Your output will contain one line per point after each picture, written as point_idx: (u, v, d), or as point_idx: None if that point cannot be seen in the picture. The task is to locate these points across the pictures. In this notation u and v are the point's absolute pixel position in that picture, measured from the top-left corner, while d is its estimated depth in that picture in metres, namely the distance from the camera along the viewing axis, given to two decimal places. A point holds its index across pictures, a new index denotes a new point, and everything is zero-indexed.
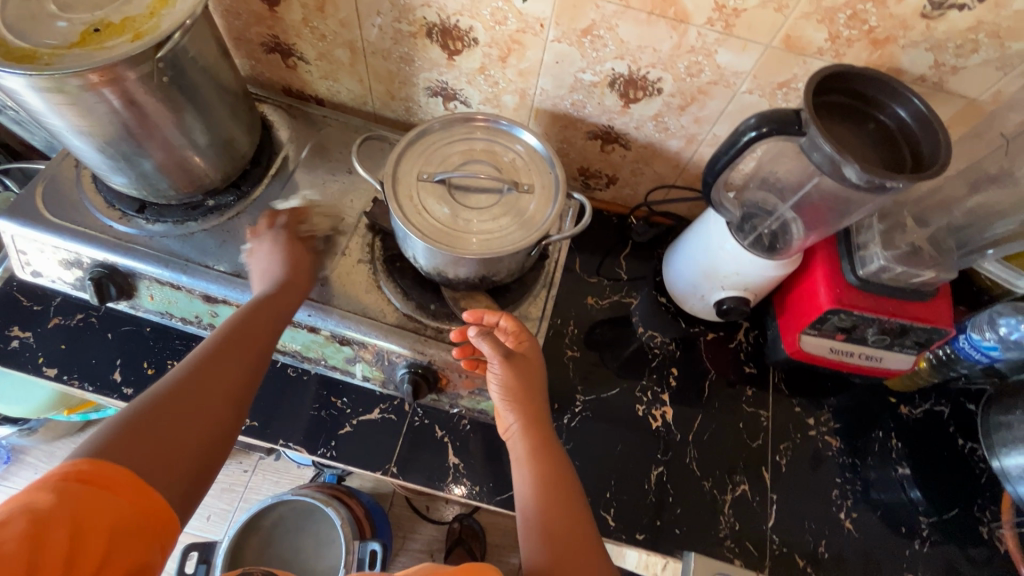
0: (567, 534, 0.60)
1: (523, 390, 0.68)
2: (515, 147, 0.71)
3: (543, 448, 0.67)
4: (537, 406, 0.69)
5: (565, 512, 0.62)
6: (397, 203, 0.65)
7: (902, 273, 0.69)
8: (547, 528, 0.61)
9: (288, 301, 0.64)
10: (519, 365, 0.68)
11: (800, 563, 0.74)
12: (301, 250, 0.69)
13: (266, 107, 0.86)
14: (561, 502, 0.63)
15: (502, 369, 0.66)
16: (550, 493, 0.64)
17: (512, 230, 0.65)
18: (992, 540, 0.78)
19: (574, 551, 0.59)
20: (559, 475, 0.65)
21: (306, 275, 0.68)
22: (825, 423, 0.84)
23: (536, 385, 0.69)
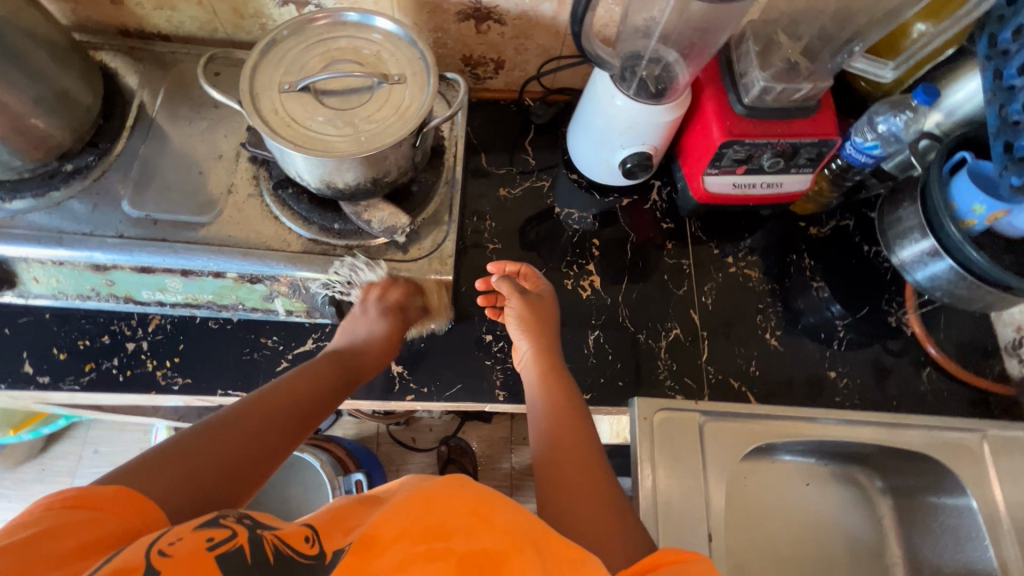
0: (572, 437, 0.63)
1: (539, 326, 0.72)
2: (373, 38, 0.67)
3: (555, 370, 0.69)
4: (554, 343, 0.72)
5: (569, 418, 0.65)
6: (261, 119, 0.61)
7: (783, 91, 0.71)
8: (554, 434, 0.64)
9: (352, 373, 0.67)
10: (531, 304, 0.73)
11: (736, 385, 0.80)
12: (393, 329, 0.71)
13: (103, 54, 0.77)
14: (569, 412, 0.65)
15: (519, 307, 0.72)
16: (557, 403, 0.66)
17: (390, 123, 0.63)
18: (900, 326, 0.86)
19: (578, 461, 0.61)
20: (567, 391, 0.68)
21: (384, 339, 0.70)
22: (743, 258, 0.89)
23: (551, 323, 0.74)
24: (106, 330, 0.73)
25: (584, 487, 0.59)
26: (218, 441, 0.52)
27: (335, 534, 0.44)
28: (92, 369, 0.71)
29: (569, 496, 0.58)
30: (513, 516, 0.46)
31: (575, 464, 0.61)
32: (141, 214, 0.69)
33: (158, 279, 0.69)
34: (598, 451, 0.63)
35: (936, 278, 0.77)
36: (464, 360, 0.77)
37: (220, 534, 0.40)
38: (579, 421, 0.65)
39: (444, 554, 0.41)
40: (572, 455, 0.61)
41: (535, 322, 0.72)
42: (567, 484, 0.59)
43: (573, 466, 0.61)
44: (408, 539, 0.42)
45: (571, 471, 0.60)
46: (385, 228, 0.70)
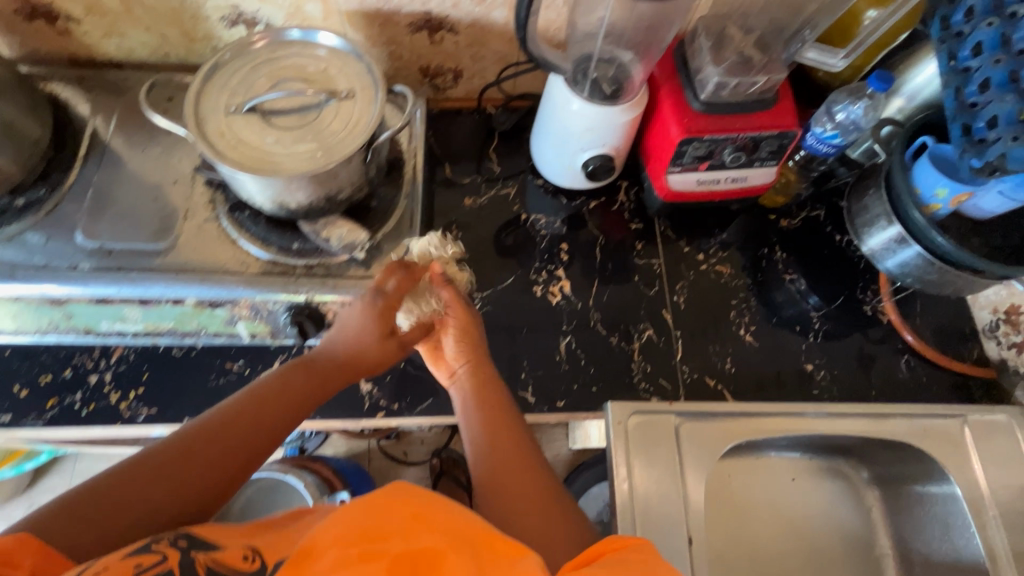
0: (508, 444, 0.60)
1: (467, 341, 0.68)
2: (318, 54, 0.67)
3: (486, 385, 0.65)
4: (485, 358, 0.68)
5: (503, 433, 0.61)
6: (207, 143, 0.60)
7: (739, 85, 0.71)
8: (490, 452, 0.60)
9: (327, 378, 0.61)
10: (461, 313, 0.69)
11: (712, 384, 0.79)
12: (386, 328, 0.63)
13: (54, 85, 0.77)
14: (503, 427, 0.62)
15: (453, 320, 0.68)
16: (492, 417, 0.62)
17: (339, 140, 0.62)
18: (875, 315, 0.86)
19: (514, 468, 0.58)
20: (500, 405, 0.64)
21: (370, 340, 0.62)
22: (714, 254, 0.88)
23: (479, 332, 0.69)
24: (69, 363, 0.72)
25: (524, 501, 0.55)
26: (161, 471, 0.48)
27: (278, 550, 0.45)
28: (54, 405, 0.70)
29: (512, 511, 0.55)
30: (451, 515, 0.45)
31: (515, 477, 0.57)
32: (95, 244, 0.68)
33: (116, 310, 0.68)
34: (540, 460, 0.60)
35: (905, 265, 0.77)
36: (435, 374, 0.76)
37: (147, 560, 0.39)
38: (515, 436, 0.61)
39: (376, 556, 0.40)
40: (511, 468, 0.58)
41: (466, 337, 0.68)
42: (507, 501, 0.56)
43: (512, 479, 0.57)
44: (341, 543, 0.41)
45: (512, 485, 0.57)
46: (345, 245, 0.69)
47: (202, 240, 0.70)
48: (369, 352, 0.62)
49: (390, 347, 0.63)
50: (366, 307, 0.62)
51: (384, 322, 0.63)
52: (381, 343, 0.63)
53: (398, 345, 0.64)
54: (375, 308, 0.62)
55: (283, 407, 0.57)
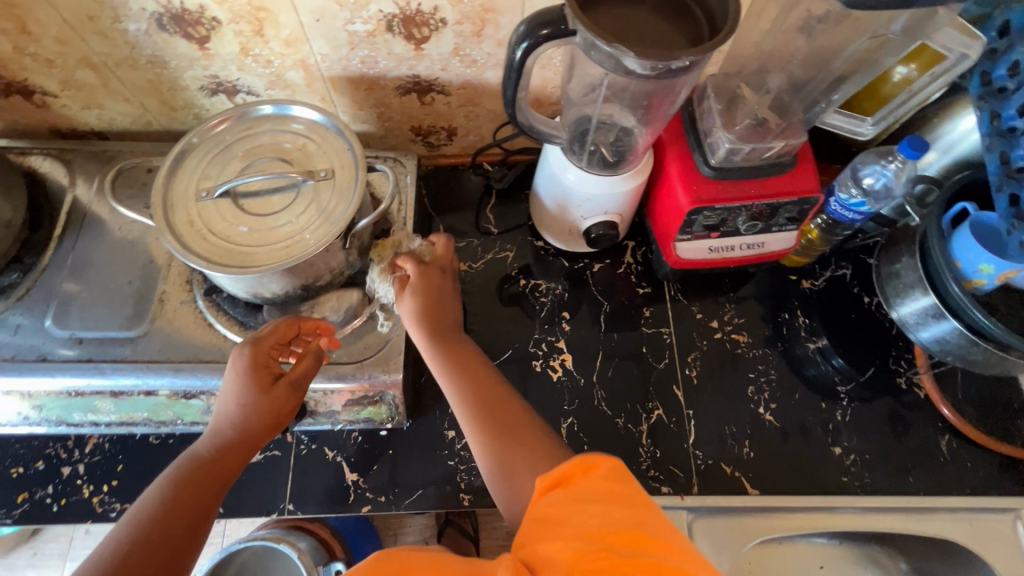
0: (510, 419, 0.55)
1: (424, 306, 0.61)
2: (293, 128, 0.63)
3: (454, 352, 0.61)
4: (450, 318, 0.63)
5: (486, 395, 0.57)
6: (175, 234, 0.56)
7: (752, 151, 0.64)
8: (483, 413, 0.56)
9: (240, 447, 0.55)
10: (429, 275, 0.63)
11: (728, 470, 0.72)
12: (274, 377, 0.57)
13: (35, 159, 0.74)
14: (485, 389, 0.58)
15: (416, 282, 0.62)
16: (483, 387, 0.58)
17: (316, 224, 0.58)
18: (910, 389, 0.78)
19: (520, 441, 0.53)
20: (475, 367, 0.60)
21: (271, 397, 0.56)
22: (729, 320, 0.81)
23: (450, 298, 0.64)
24: (42, 454, 0.68)
25: (528, 449, 0.53)
26: None
27: None
28: (25, 500, 0.66)
29: (512, 460, 0.52)
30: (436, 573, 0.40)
31: (511, 434, 0.54)
32: (66, 333, 0.65)
33: (87, 402, 0.65)
34: (524, 408, 0.57)
35: (944, 342, 0.68)
36: (426, 461, 0.71)
37: None
38: (498, 397, 0.58)
39: None
40: (503, 426, 0.55)
41: (426, 305, 0.61)
42: (512, 453, 0.52)
43: (509, 435, 0.54)
44: None
45: (512, 442, 0.53)
46: (342, 316, 0.66)
47: (177, 326, 0.66)
48: (251, 412, 0.55)
49: (281, 394, 0.56)
50: (237, 363, 0.56)
51: (254, 372, 0.56)
52: (267, 394, 0.55)
53: (291, 389, 0.57)
54: (243, 357, 0.56)
55: (196, 482, 0.52)
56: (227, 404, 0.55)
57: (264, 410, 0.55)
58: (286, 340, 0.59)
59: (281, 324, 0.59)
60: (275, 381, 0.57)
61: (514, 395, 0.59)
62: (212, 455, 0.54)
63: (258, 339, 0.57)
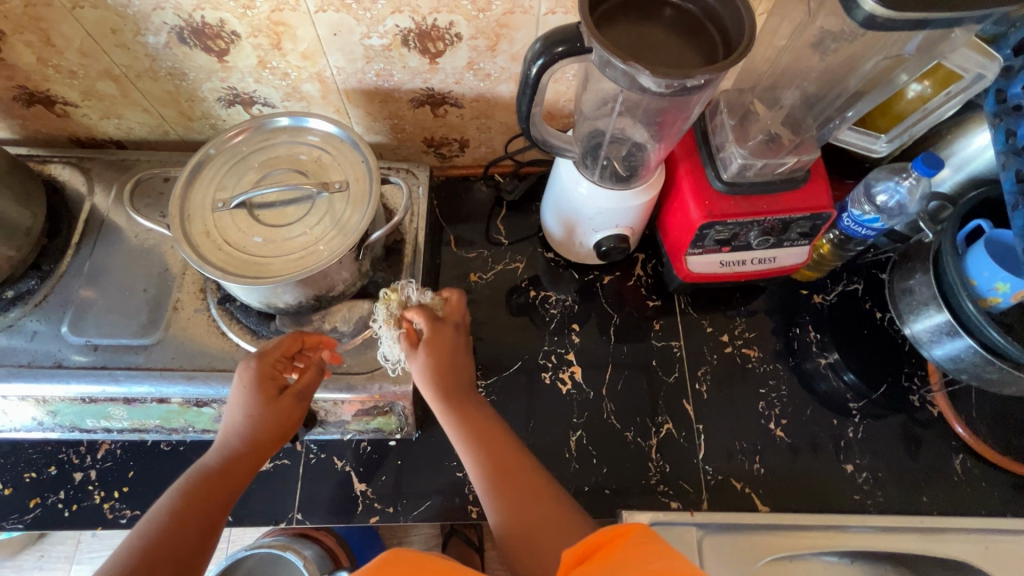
0: (534, 505, 0.52)
1: (437, 366, 0.59)
2: (309, 140, 0.63)
3: (467, 414, 0.58)
4: (464, 375, 0.61)
5: (502, 463, 0.55)
6: (191, 244, 0.57)
7: (765, 167, 0.65)
8: (499, 488, 0.53)
9: (247, 459, 0.55)
10: (439, 335, 0.60)
11: (738, 487, 0.72)
12: (279, 389, 0.57)
13: (54, 167, 0.75)
14: (501, 454, 0.56)
15: (428, 340, 0.60)
16: (502, 460, 0.55)
17: (330, 237, 0.59)
18: (923, 407, 0.77)
19: (547, 525, 0.51)
20: (489, 428, 0.58)
21: (278, 409, 0.56)
22: (740, 335, 0.81)
23: (463, 359, 0.62)
24: (54, 460, 0.69)
25: (552, 525, 0.51)
26: None
27: None
28: (37, 505, 0.67)
29: (536, 542, 0.50)
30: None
31: (532, 507, 0.52)
32: (82, 340, 0.66)
33: (100, 408, 0.65)
34: (543, 477, 0.55)
35: (958, 360, 0.67)
36: (434, 472, 0.71)
37: None
38: (517, 465, 0.55)
39: None
40: (526, 500, 0.53)
41: (439, 364, 0.59)
42: (536, 532, 0.51)
43: (530, 509, 0.52)
44: None
45: (534, 516, 0.52)
46: (353, 327, 0.66)
47: (191, 334, 0.67)
48: (257, 424, 0.55)
49: (286, 405, 0.56)
50: (242, 375, 0.56)
51: (259, 384, 0.56)
52: (271, 406, 0.56)
53: (296, 400, 0.57)
54: (248, 370, 0.56)
55: (205, 494, 0.52)
56: (234, 415, 0.56)
57: (271, 423, 0.56)
58: (292, 351, 0.59)
59: (286, 338, 0.59)
60: (279, 393, 0.57)
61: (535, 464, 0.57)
62: (219, 467, 0.54)
63: (264, 352, 0.58)
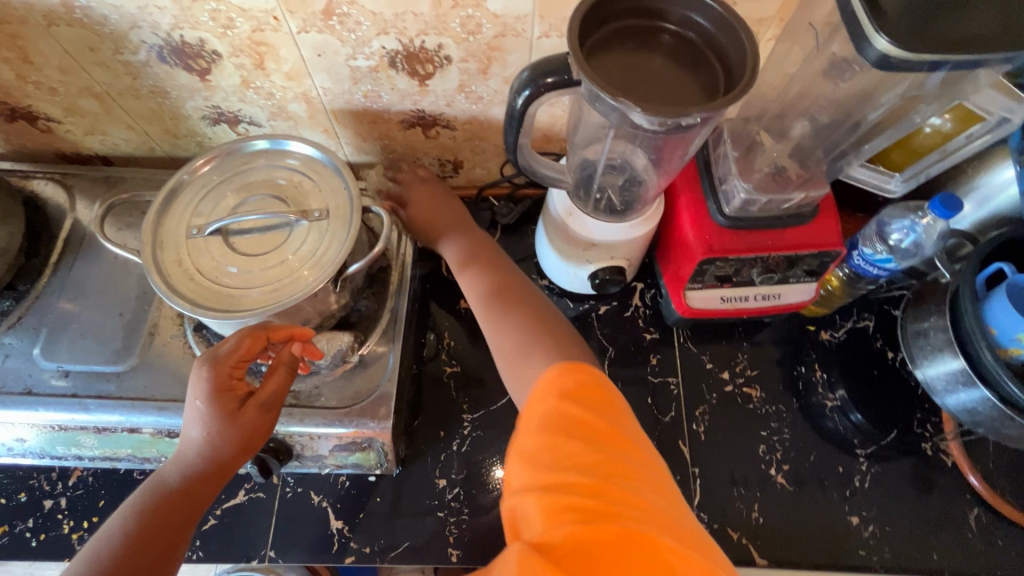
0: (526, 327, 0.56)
1: (448, 227, 0.69)
2: (289, 163, 0.61)
3: (479, 257, 0.66)
4: (466, 225, 0.70)
5: (508, 300, 0.60)
6: (161, 274, 0.54)
7: (769, 202, 0.61)
8: (503, 315, 0.59)
9: (210, 470, 0.53)
10: (425, 194, 0.72)
11: (735, 536, 0.68)
12: (241, 398, 0.54)
13: (37, 183, 0.74)
14: (511, 296, 0.61)
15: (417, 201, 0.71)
16: (502, 292, 0.61)
17: (305, 267, 0.56)
18: (936, 456, 0.72)
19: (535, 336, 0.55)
20: (501, 274, 0.64)
21: (240, 422, 0.53)
22: (742, 372, 0.77)
23: (459, 216, 0.71)
24: (25, 485, 0.67)
25: (545, 342, 0.54)
26: None
27: None
28: (5, 533, 0.65)
29: (526, 359, 0.53)
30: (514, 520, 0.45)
31: (527, 329, 0.56)
32: (54, 365, 0.64)
33: (70, 436, 0.63)
34: (546, 310, 0.59)
35: (974, 412, 0.63)
36: (415, 512, 0.68)
37: None
38: (522, 298, 0.60)
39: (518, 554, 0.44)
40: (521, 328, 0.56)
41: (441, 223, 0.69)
42: (530, 349, 0.54)
43: (530, 343, 0.54)
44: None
45: (531, 337, 0.55)
46: (331, 359, 0.63)
47: (165, 362, 0.64)
48: (218, 440, 0.52)
49: (250, 417, 0.53)
50: (198, 384, 0.52)
51: (218, 396, 0.52)
52: (234, 421, 0.53)
53: (260, 410, 0.54)
54: (204, 378, 0.52)
55: (166, 519, 0.51)
56: (194, 427, 0.53)
57: (231, 439, 0.52)
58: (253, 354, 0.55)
59: (248, 333, 0.53)
60: (241, 404, 0.54)
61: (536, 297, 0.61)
62: (179, 485, 0.52)
63: (220, 353, 0.53)
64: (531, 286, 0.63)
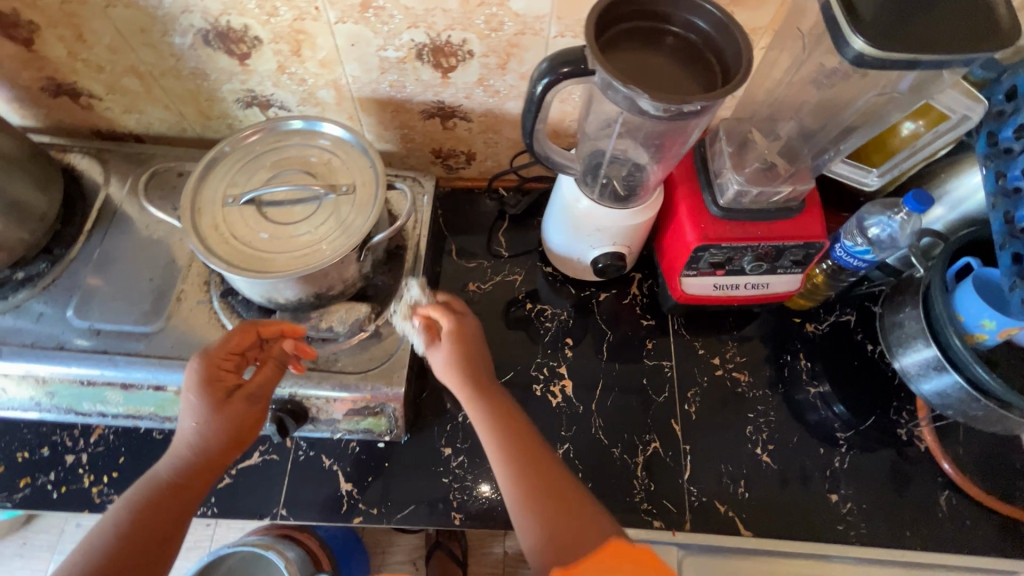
0: (568, 522, 0.55)
1: (472, 373, 0.64)
2: (321, 144, 0.66)
3: (508, 419, 0.62)
4: (489, 376, 0.65)
5: (539, 484, 0.57)
6: (198, 236, 0.59)
7: (760, 193, 0.66)
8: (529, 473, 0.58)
9: (200, 462, 0.58)
10: (460, 339, 0.65)
11: (722, 509, 0.72)
12: (229, 394, 0.59)
13: (73, 156, 0.78)
14: (544, 481, 0.58)
15: (451, 334, 0.65)
16: (532, 472, 0.58)
17: (332, 237, 0.61)
18: (911, 440, 0.77)
19: (563, 511, 0.56)
20: (518, 427, 0.62)
21: (226, 417, 0.58)
22: (731, 359, 0.82)
23: (484, 362, 0.66)
24: (47, 441, 0.70)
25: (570, 518, 0.55)
26: None
27: None
28: (26, 485, 0.68)
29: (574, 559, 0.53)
30: None
31: (555, 517, 0.56)
32: (85, 324, 0.67)
33: (97, 392, 0.67)
34: (556, 464, 0.60)
35: (945, 395, 0.68)
36: (420, 477, 0.71)
37: None
38: (542, 463, 0.59)
39: None
40: (557, 517, 0.55)
41: (463, 350, 0.64)
42: (558, 524, 0.55)
43: (562, 518, 0.55)
44: None
45: (558, 521, 0.55)
46: (348, 327, 0.67)
47: (192, 325, 0.68)
48: (206, 430, 0.58)
49: (237, 407, 0.59)
50: (190, 378, 0.58)
51: (208, 388, 0.58)
52: (222, 410, 0.58)
53: (248, 402, 0.60)
54: (196, 371, 0.58)
55: (162, 508, 0.56)
56: (183, 423, 0.58)
57: (217, 431, 0.58)
58: (244, 349, 0.61)
59: (238, 331, 0.60)
60: (230, 396, 0.59)
61: (569, 474, 0.60)
62: (169, 480, 0.58)
63: (213, 351, 0.59)
64: (557, 464, 0.61)
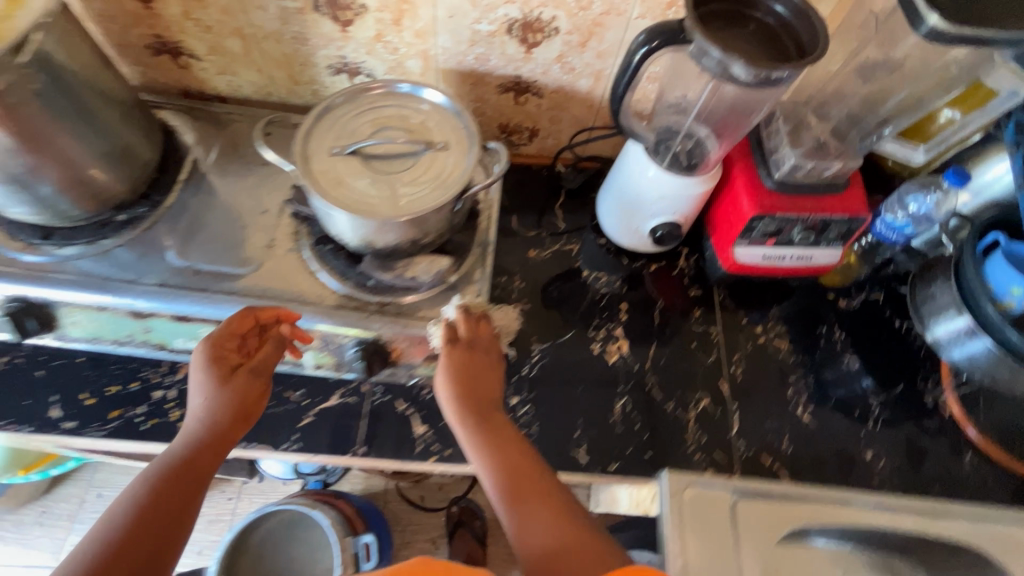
0: (545, 510, 0.57)
1: (463, 391, 0.66)
2: (420, 107, 0.71)
3: (492, 428, 0.64)
4: (489, 396, 0.67)
5: (520, 481, 0.59)
6: (311, 180, 0.63)
7: (813, 168, 0.73)
8: (516, 502, 0.58)
9: (214, 437, 0.62)
10: (466, 359, 0.68)
11: (768, 461, 0.77)
12: (230, 373, 0.65)
13: (165, 113, 0.82)
14: (527, 477, 0.60)
15: (447, 356, 0.68)
16: (514, 462, 0.61)
17: (431, 188, 0.66)
18: (937, 406, 0.84)
19: (537, 497, 0.58)
20: (507, 437, 0.64)
21: (231, 395, 0.64)
22: (773, 329, 0.88)
23: (479, 380, 0.68)
24: (137, 376, 0.74)
25: (543, 498, 0.58)
26: None
27: None
28: (117, 416, 0.71)
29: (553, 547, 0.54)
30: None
31: (535, 505, 0.57)
32: (184, 263, 0.71)
33: (192, 329, 0.70)
34: (533, 456, 0.63)
35: (974, 358, 0.75)
36: None
37: None
38: (523, 457, 0.62)
39: None
40: (535, 505, 0.57)
41: (461, 375, 0.67)
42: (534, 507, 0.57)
43: (537, 503, 0.57)
44: None
45: (537, 508, 0.57)
46: (432, 276, 0.72)
47: (284, 270, 0.73)
48: (217, 405, 0.63)
49: (242, 380, 0.65)
50: (195, 360, 0.64)
51: (213, 364, 0.64)
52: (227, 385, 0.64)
53: (249, 375, 0.66)
54: (202, 352, 0.64)
55: (180, 480, 0.57)
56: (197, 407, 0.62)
57: (228, 409, 0.63)
58: (243, 332, 0.66)
59: (242, 314, 0.66)
60: (233, 372, 0.65)
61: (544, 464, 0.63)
62: (185, 455, 0.59)
63: (220, 334, 0.65)
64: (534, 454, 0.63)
